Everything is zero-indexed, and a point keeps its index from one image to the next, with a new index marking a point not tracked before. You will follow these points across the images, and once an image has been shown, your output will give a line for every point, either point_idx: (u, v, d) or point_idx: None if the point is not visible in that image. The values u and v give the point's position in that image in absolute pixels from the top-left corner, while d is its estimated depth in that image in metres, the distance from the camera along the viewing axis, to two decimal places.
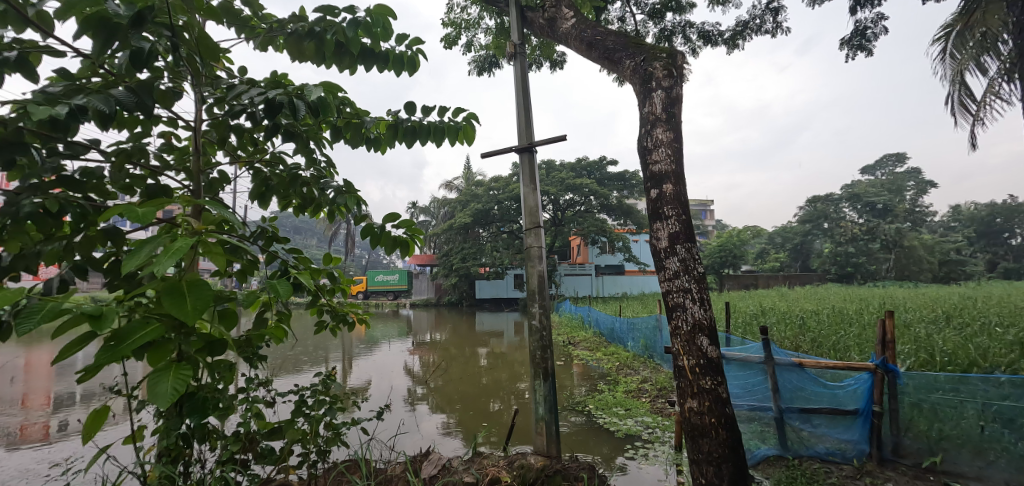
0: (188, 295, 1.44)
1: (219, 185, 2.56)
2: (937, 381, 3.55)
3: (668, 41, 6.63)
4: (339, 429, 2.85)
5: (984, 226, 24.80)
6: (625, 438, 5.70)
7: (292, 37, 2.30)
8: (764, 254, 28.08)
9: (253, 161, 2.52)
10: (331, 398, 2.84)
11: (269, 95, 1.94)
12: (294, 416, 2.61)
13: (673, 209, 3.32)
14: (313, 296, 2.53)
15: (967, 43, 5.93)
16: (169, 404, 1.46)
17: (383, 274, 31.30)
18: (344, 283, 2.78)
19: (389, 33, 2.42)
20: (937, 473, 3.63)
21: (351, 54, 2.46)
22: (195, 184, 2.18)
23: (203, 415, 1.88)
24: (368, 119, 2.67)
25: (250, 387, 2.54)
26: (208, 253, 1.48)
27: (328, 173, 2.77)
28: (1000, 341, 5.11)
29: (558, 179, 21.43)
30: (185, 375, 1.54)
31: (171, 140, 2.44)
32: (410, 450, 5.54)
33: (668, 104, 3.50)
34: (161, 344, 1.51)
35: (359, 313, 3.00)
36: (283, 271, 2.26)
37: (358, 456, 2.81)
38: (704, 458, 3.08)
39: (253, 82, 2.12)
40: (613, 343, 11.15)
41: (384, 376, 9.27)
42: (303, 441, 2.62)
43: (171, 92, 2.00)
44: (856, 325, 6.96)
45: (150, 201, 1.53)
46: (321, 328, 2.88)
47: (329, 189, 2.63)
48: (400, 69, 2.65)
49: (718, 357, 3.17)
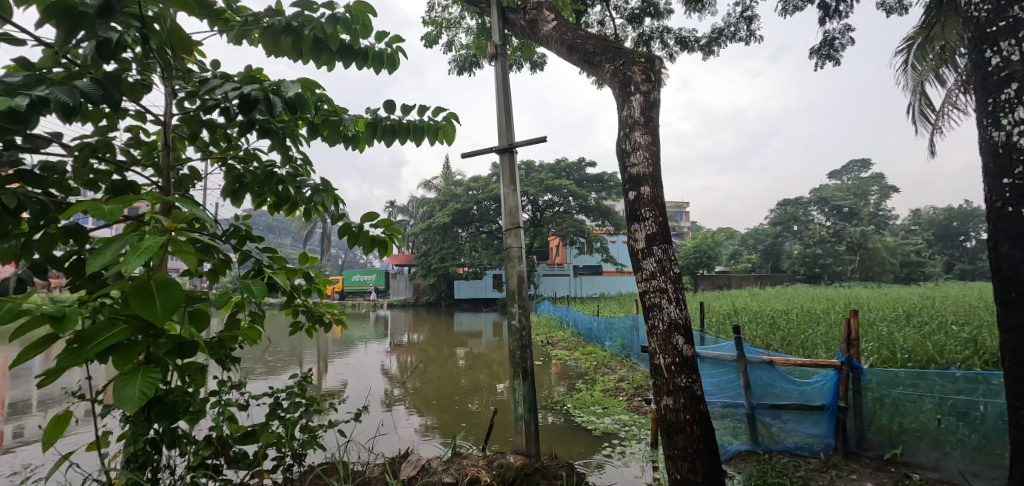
0: (158, 296, 1.45)
1: (188, 181, 2.53)
2: (898, 377, 3.70)
3: (646, 45, 6.78)
4: (315, 431, 2.87)
5: (942, 229, 25.94)
6: (602, 437, 5.81)
7: (269, 32, 2.31)
8: (737, 255, 28.80)
9: (226, 157, 2.46)
10: (307, 400, 2.83)
11: (245, 91, 1.94)
12: (268, 419, 2.61)
13: (650, 210, 3.42)
14: (289, 295, 2.53)
15: (927, 55, 6.21)
16: (137, 408, 1.42)
17: (359, 275, 31.23)
18: (320, 283, 2.79)
19: (368, 29, 2.44)
20: (898, 464, 3.80)
21: (329, 50, 2.47)
22: (164, 181, 2.15)
23: (173, 419, 1.85)
24: (347, 117, 2.69)
25: (222, 391, 2.55)
26: (178, 252, 1.48)
27: (304, 170, 2.76)
28: (955, 338, 5.39)
29: (537, 179, 21.56)
30: (153, 378, 1.50)
31: (138, 135, 2.41)
32: (387, 451, 5.55)
33: (646, 108, 3.59)
34: (128, 347, 1.50)
35: (335, 313, 3.01)
36: (257, 271, 2.28)
37: (336, 458, 2.83)
38: (680, 454, 3.18)
39: (227, 77, 2.12)
40: (591, 343, 11.28)
41: (360, 378, 9.22)
42: (278, 445, 2.61)
43: (139, 85, 2.00)
44: (822, 324, 7.21)
45: (115, 198, 1.53)
46: (296, 329, 2.87)
47: (306, 187, 2.63)
48: (380, 66, 2.68)
49: (693, 356, 3.27)
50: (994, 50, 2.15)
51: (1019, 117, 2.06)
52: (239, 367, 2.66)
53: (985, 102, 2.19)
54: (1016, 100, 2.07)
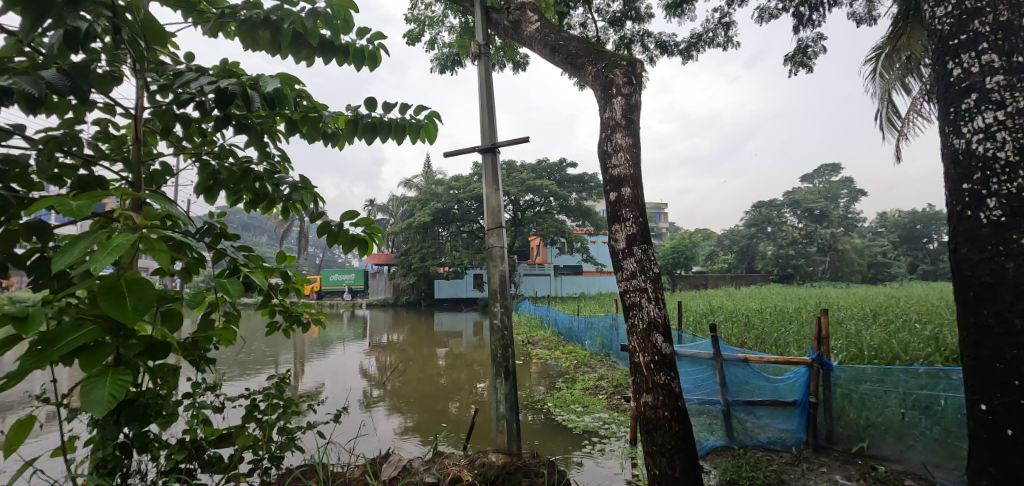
0: (129, 296, 1.38)
1: (160, 177, 2.40)
2: (865, 373, 3.86)
3: (627, 48, 6.89)
4: (293, 433, 2.87)
5: (907, 232, 26.90)
6: (582, 435, 5.91)
7: (246, 25, 2.22)
8: (713, 255, 29.32)
9: (200, 152, 2.33)
10: (285, 402, 2.84)
11: (221, 85, 1.87)
12: (244, 422, 2.61)
13: (631, 211, 3.51)
14: (265, 295, 2.55)
15: (894, 65, 6.45)
16: (106, 412, 1.36)
17: (338, 274, 30.96)
18: (298, 282, 2.79)
19: (348, 25, 2.44)
20: (865, 457, 3.96)
21: (309, 45, 2.39)
22: (133, 176, 2.03)
23: (143, 422, 1.82)
24: (327, 114, 2.62)
25: (196, 393, 2.53)
26: (149, 250, 1.45)
27: (282, 168, 2.66)
28: (919, 336, 5.63)
29: (519, 179, 21.65)
30: (123, 380, 1.44)
31: (107, 128, 2.30)
32: (367, 452, 5.55)
33: (628, 109, 3.68)
34: (94, 349, 1.40)
35: (313, 313, 3.02)
36: (233, 270, 2.23)
37: (314, 460, 2.83)
38: (658, 450, 3.28)
39: (202, 70, 2.05)
40: (570, 343, 11.40)
41: (338, 379, 9.14)
42: (254, 448, 2.61)
43: (109, 77, 1.88)
44: (794, 323, 7.45)
45: (83, 193, 1.48)
46: (273, 329, 2.86)
47: (284, 184, 2.52)
48: (361, 63, 2.64)
49: (671, 354, 3.36)
50: (956, 62, 2.18)
51: (978, 126, 2.09)
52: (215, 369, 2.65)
53: (947, 111, 2.23)
54: (975, 109, 2.10)
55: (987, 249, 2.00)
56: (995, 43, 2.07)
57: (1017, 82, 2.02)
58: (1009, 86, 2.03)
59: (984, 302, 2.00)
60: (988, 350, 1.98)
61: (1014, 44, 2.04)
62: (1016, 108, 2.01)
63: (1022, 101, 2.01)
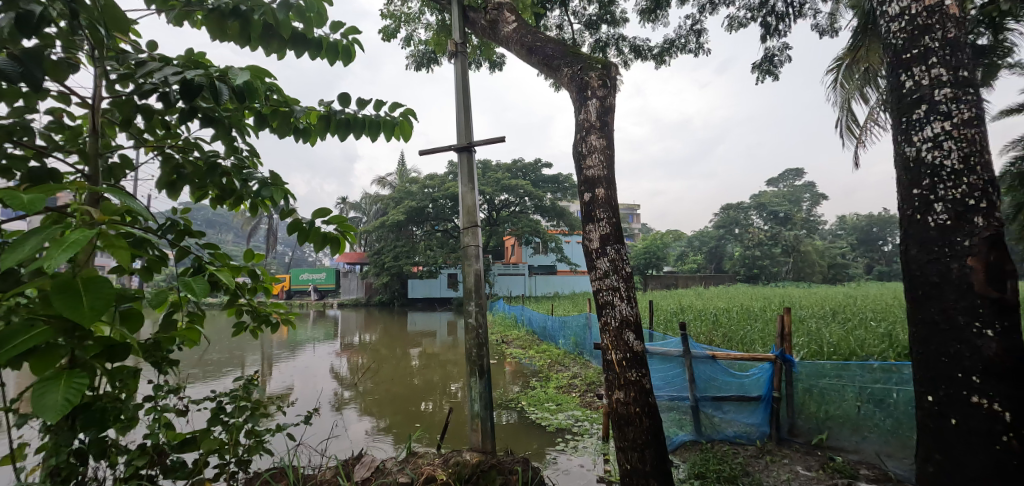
0: (85, 295, 1.33)
1: (119, 170, 2.26)
2: (824, 369, 4.06)
3: (602, 51, 7.03)
4: (261, 436, 2.86)
5: (864, 234, 28.07)
6: (555, 432, 6.00)
7: (214, 14, 2.14)
8: (683, 256, 29.95)
9: (163, 146, 2.26)
10: (253, 404, 2.83)
11: (187, 76, 1.87)
12: (211, 425, 2.58)
13: (604, 212, 3.60)
14: (232, 293, 2.51)
15: (854, 75, 6.75)
16: (59, 417, 1.32)
17: (308, 274, 30.45)
18: (267, 281, 2.77)
19: (322, 17, 2.37)
20: (824, 448, 4.15)
21: (280, 38, 2.32)
22: (90, 169, 1.95)
23: (101, 428, 1.72)
24: (298, 109, 2.60)
25: (158, 397, 2.48)
26: (107, 246, 1.43)
27: (251, 163, 2.61)
28: (874, 333, 5.92)
29: (494, 179, 21.71)
30: (79, 384, 1.39)
31: (61, 118, 2.15)
32: (338, 454, 5.51)
33: (602, 112, 3.78)
34: (47, 349, 1.37)
35: (282, 313, 3.01)
36: (198, 268, 2.23)
37: (283, 463, 2.82)
38: (630, 445, 3.38)
39: (167, 60, 2.04)
40: (544, 342, 11.54)
41: (309, 380, 9.02)
42: (220, 452, 2.57)
43: (64, 64, 1.80)
44: (759, 321, 7.73)
45: (35, 188, 1.45)
46: (240, 329, 2.86)
47: (252, 180, 2.46)
48: (334, 57, 2.56)
49: (642, 351, 3.47)
50: (908, 75, 2.33)
51: (927, 135, 2.24)
52: (178, 371, 2.63)
53: (900, 121, 2.38)
54: (924, 120, 2.25)
55: (934, 250, 2.15)
56: (943, 58, 2.24)
57: (961, 95, 2.20)
58: (955, 98, 2.20)
59: (930, 301, 2.15)
60: (934, 345, 2.14)
61: (958, 60, 2.22)
62: (961, 120, 2.18)
63: (965, 113, 2.18)
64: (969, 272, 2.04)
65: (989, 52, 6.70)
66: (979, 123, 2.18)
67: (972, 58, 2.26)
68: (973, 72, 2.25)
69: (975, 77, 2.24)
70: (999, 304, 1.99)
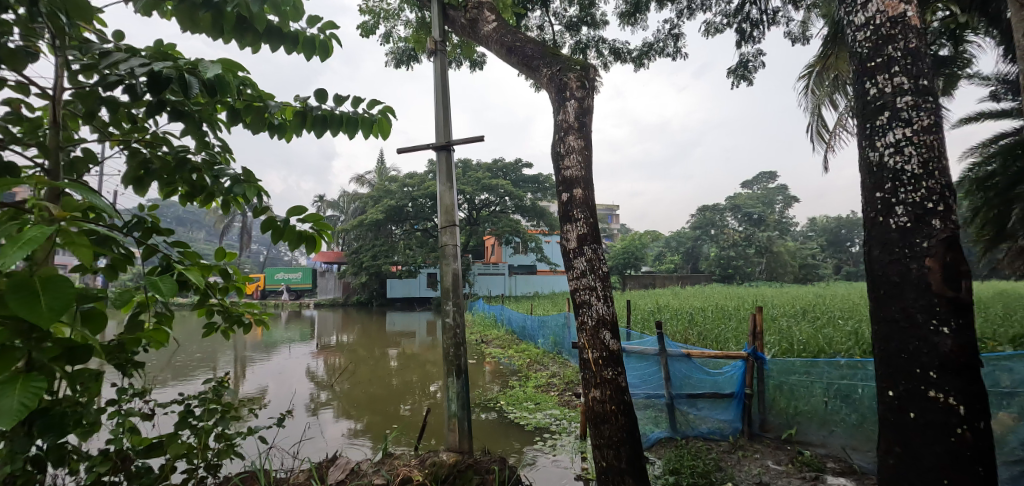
0: (44, 295, 1.29)
1: (83, 165, 2.20)
2: (795, 365, 4.17)
3: (582, 52, 7.08)
4: (232, 440, 2.82)
5: (834, 236, 28.86)
6: (534, 431, 6.03)
7: (185, 5, 2.09)
8: (661, 257, 30.35)
9: (130, 141, 2.20)
10: (223, 406, 2.78)
11: (154, 68, 1.84)
12: (179, 429, 2.53)
13: (582, 212, 3.64)
14: (202, 293, 2.47)
15: (824, 82, 6.94)
16: (15, 422, 1.28)
17: (284, 273, 29.94)
18: (239, 281, 2.73)
19: (298, 11, 2.34)
20: (793, 443, 4.26)
21: (255, 31, 2.29)
22: (50, 163, 1.90)
23: (61, 434, 1.66)
24: (273, 104, 2.56)
25: (122, 400, 2.42)
26: (69, 244, 1.40)
27: (223, 159, 2.56)
28: (841, 331, 6.10)
29: (474, 179, 21.64)
30: (36, 387, 1.35)
31: (20, 109, 2.08)
32: (313, 456, 5.44)
33: (580, 113, 3.81)
34: (4, 352, 1.33)
35: (255, 313, 2.97)
36: (166, 267, 2.16)
37: (255, 466, 2.78)
38: (606, 443, 3.42)
39: (134, 51, 1.99)
40: (523, 341, 11.57)
41: (284, 382, 8.89)
42: (188, 456, 2.51)
43: (22, 52, 1.74)
44: (733, 320, 7.88)
45: None
46: (211, 330, 2.81)
47: (224, 177, 2.42)
48: (311, 52, 2.53)
49: (618, 350, 3.52)
50: (872, 82, 2.41)
51: (889, 141, 2.32)
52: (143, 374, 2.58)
53: (865, 127, 2.46)
54: (887, 126, 2.33)
55: (896, 251, 2.23)
56: (905, 67, 2.33)
57: (921, 102, 2.29)
58: (915, 106, 2.29)
59: (892, 300, 2.23)
60: (895, 342, 2.22)
61: (919, 69, 2.31)
62: (921, 126, 2.27)
63: (925, 120, 2.27)
64: (927, 272, 2.13)
65: (949, 62, 6.98)
66: (938, 130, 2.27)
67: (932, 68, 2.35)
68: (932, 80, 2.34)
69: (934, 86, 2.33)
70: (955, 303, 2.08)
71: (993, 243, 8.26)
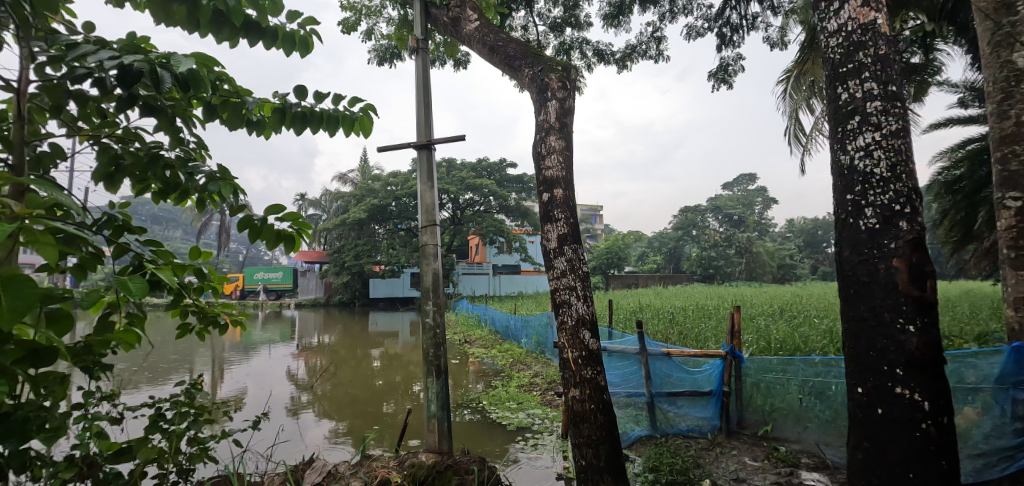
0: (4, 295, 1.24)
1: (50, 161, 2.13)
2: (771, 364, 4.22)
3: (566, 53, 7.10)
4: (205, 443, 2.75)
5: (811, 237, 29.42)
6: (516, 431, 6.03)
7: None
8: (644, 256, 30.60)
9: (100, 136, 2.13)
10: (196, 409, 2.72)
11: (125, 62, 1.78)
12: (148, 433, 2.47)
13: (563, 212, 3.65)
14: (177, 293, 2.40)
15: (802, 87, 7.06)
16: None
17: (264, 273, 29.47)
18: (215, 280, 2.66)
19: (277, 6, 2.28)
20: (770, 439, 4.32)
21: (232, 25, 2.23)
22: (13, 158, 1.83)
23: (23, 440, 1.60)
24: (250, 100, 2.49)
25: (88, 404, 2.36)
26: (32, 243, 1.35)
27: (198, 155, 2.50)
28: (817, 330, 6.21)
29: (458, 178, 21.50)
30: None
31: None
32: (292, 459, 5.36)
33: (562, 114, 3.81)
34: None
35: (232, 314, 2.91)
36: (137, 267, 2.10)
37: (229, 469, 2.72)
38: (585, 442, 3.43)
39: (104, 44, 1.93)
40: (506, 341, 11.56)
41: (263, 384, 8.75)
42: (158, 461, 2.45)
43: None
44: (713, 319, 7.97)
45: None
46: (185, 331, 2.74)
47: (199, 174, 2.36)
48: (291, 48, 2.48)
49: (598, 349, 3.53)
50: (844, 87, 2.45)
51: (860, 145, 2.36)
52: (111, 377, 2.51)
53: (837, 131, 2.50)
54: (858, 130, 2.37)
55: (865, 251, 2.27)
56: (875, 74, 2.37)
57: (890, 108, 2.33)
58: (884, 111, 2.33)
59: (861, 299, 2.27)
60: (863, 340, 2.26)
61: (888, 75, 2.35)
62: (890, 131, 2.31)
63: (894, 125, 2.31)
64: (895, 272, 2.17)
65: (920, 69, 7.16)
66: (906, 135, 2.32)
67: (901, 74, 2.39)
68: (901, 86, 2.38)
69: (902, 91, 2.37)
70: (921, 302, 2.12)
71: (960, 244, 8.52)
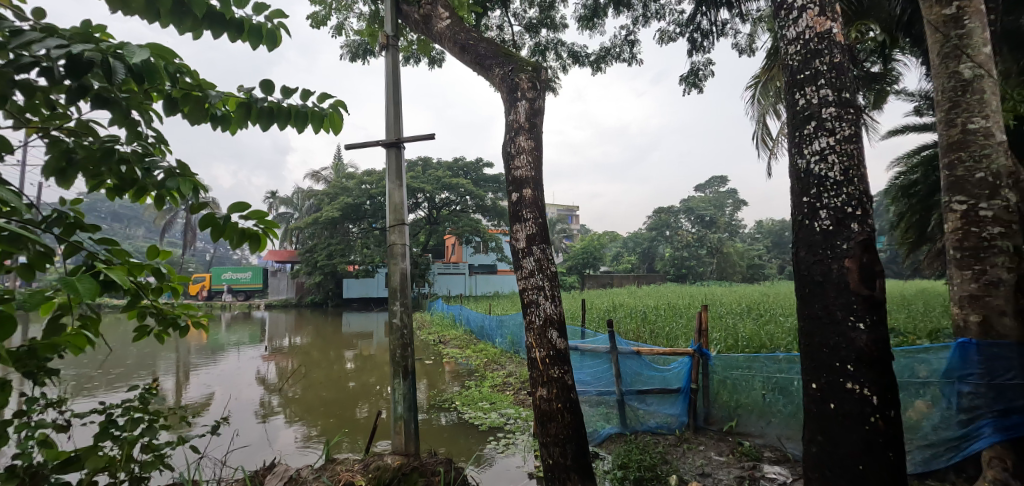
0: None
1: None
2: (737, 361, 4.28)
3: (541, 55, 7.12)
4: (161, 450, 2.65)
5: (779, 238, 30.18)
6: (488, 431, 6.01)
7: None
8: (619, 256, 30.92)
9: (50, 128, 2.02)
10: (150, 414, 2.62)
11: (73, 51, 1.68)
12: (98, 439, 2.36)
13: (531, 212, 3.64)
14: (134, 294, 2.29)
15: (769, 92, 7.22)
16: None
17: (233, 274, 28.75)
18: (175, 281, 2.55)
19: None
20: (734, 435, 4.39)
21: (195, 15, 2.11)
22: None
23: None
24: (214, 94, 2.38)
25: (31, 410, 2.25)
26: None
27: (156, 151, 2.40)
28: (782, 328, 6.36)
29: (434, 175, 21.09)
30: None
31: None
32: (258, 463, 5.23)
33: (532, 114, 3.81)
34: None
35: (194, 315, 2.80)
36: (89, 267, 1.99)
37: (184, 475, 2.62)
38: (552, 441, 3.43)
39: (53, 31, 1.82)
40: (481, 341, 11.53)
41: (230, 387, 8.53)
42: (110, 470, 2.34)
43: None
44: (683, 318, 8.09)
45: None
46: (142, 333, 2.63)
47: (157, 170, 2.26)
48: (258, 41, 2.37)
49: (565, 348, 3.53)
50: (802, 93, 2.50)
51: (815, 149, 2.41)
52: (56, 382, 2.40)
53: (794, 135, 2.55)
54: (814, 135, 2.43)
55: (820, 252, 2.32)
56: (830, 80, 2.42)
57: (844, 114, 2.38)
58: (838, 116, 2.38)
59: (815, 298, 2.32)
60: (817, 338, 2.31)
61: (843, 82, 2.40)
62: (843, 136, 2.36)
63: (847, 130, 2.36)
64: (846, 271, 2.23)
65: (879, 78, 7.40)
66: (858, 140, 2.38)
67: (855, 82, 2.45)
68: (854, 93, 2.44)
69: (856, 99, 2.43)
70: (870, 301, 2.17)
71: (916, 245, 8.84)
